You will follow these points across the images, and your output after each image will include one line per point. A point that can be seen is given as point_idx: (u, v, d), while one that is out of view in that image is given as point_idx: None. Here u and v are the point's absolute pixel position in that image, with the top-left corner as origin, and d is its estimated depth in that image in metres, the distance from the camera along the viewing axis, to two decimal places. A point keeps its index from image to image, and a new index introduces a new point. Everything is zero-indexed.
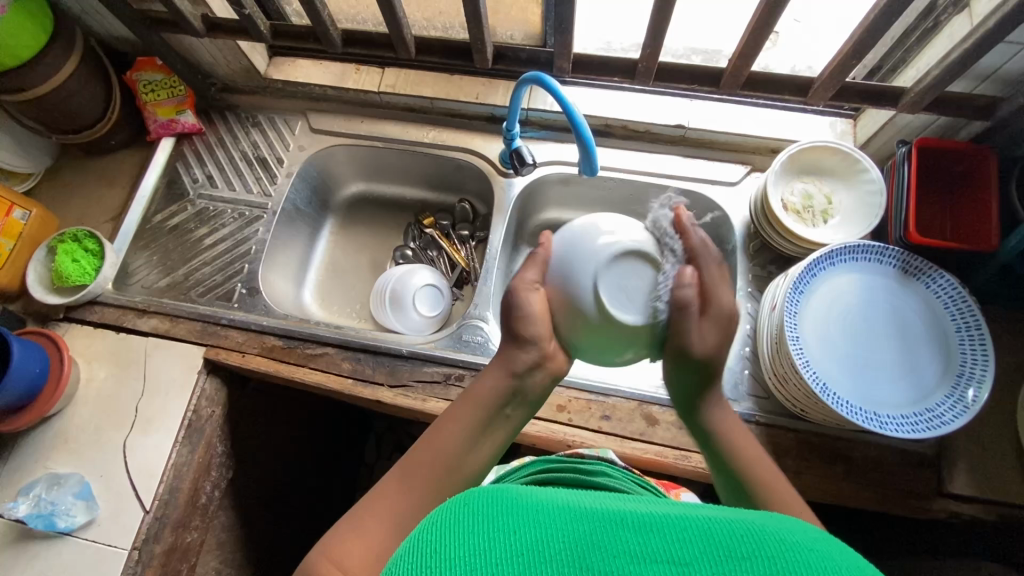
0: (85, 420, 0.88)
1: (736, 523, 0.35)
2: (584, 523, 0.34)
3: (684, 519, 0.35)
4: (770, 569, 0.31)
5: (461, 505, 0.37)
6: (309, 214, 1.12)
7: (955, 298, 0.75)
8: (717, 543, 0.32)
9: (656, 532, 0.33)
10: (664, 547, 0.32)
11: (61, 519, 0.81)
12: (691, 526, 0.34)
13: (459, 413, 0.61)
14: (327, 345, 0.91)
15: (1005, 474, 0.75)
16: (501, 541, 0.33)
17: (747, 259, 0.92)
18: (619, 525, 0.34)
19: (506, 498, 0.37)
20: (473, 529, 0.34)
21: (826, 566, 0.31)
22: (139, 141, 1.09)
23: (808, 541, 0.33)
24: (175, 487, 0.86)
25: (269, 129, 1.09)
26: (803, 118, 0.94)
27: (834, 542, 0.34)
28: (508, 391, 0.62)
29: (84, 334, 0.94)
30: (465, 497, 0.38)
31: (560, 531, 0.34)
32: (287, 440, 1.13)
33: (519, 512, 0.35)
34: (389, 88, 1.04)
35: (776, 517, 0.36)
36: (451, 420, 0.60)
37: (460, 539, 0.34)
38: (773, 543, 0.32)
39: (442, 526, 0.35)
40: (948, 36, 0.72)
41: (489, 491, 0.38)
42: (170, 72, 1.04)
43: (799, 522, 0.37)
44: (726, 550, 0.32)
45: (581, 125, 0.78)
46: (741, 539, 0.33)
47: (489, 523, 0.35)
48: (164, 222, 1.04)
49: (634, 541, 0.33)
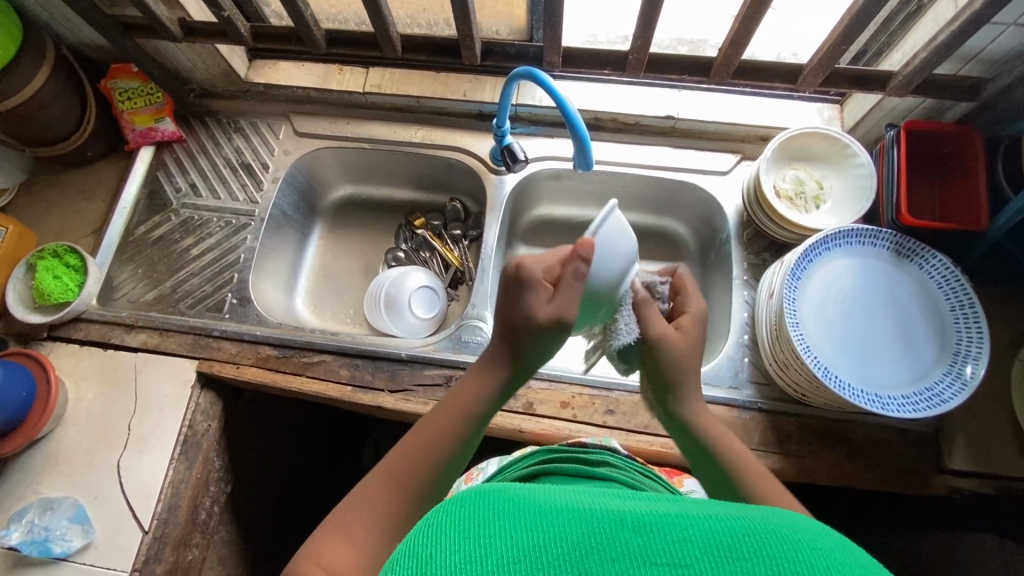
0: (76, 442, 0.85)
1: (735, 520, 0.34)
2: (583, 525, 0.33)
3: (683, 517, 0.34)
4: (771, 569, 0.30)
5: (452, 505, 0.36)
6: (298, 219, 1.10)
7: (950, 278, 0.76)
8: (717, 543, 0.32)
9: (655, 532, 0.33)
10: (665, 548, 0.32)
11: (56, 544, 0.79)
12: (692, 525, 0.33)
13: (442, 412, 0.57)
14: (324, 352, 0.89)
15: (1002, 449, 0.76)
16: (497, 547, 0.32)
17: (741, 247, 0.92)
18: (618, 524, 0.34)
19: (499, 496, 0.36)
20: (467, 535, 0.33)
21: (829, 565, 0.31)
22: (116, 151, 1.06)
23: (811, 538, 0.33)
24: (174, 505, 0.84)
25: (252, 134, 1.06)
26: (791, 105, 0.94)
27: (837, 540, 0.34)
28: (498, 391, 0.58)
29: (70, 353, 0.91)
30: (456, 497, 0.37)
31: (558, 534, 0.33)
32: (284, 450, 1.12)
33: (516, 512, 0.34)
34: (374, 88, 1.02)
35: (777, 513, 0.36)
36: (437, 425, 0.56)
37: (453, 545, 0.33)
38: (776, 543, 0.32)
39: (434, 528, 0.34)
40: (932, 20, 0.73)
41: (483, 491, 0.37)
42: (146, 79, 1.01)
43: (800, 517, 0.36)
44: (727, 551, 0.31)
45: (573, 117, 0.77)
46: (743, 538, 0.32)
47: (482, 527, 0.33)
48: (148, 233, 1.01)
49: (634, 541, 0.32)
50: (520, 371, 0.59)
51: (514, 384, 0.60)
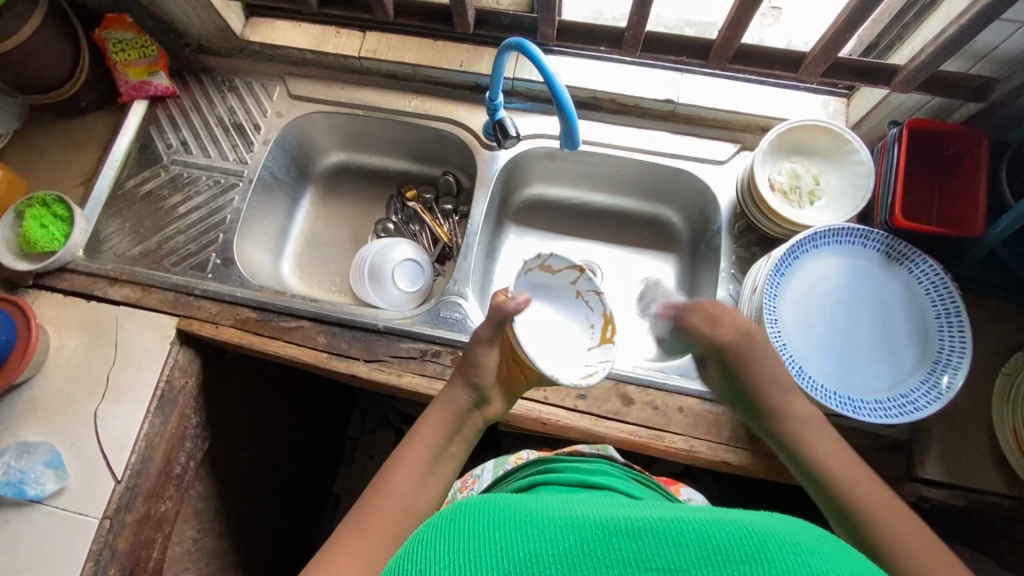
0: (55, 388, 0.87)
1: (733, 523, 0.34)
2: (576, 533, 0.35)
3: (679, 522, 0.35)
4: (770, 572, 0.31)
5: (445, 521, 0.38)
6: (288, 182, 1.09)
7: (938, 285, 0.73)
8: (714, 547, 0.32)
9: (650, 537, 0.34)
10: (660, 553, 0.33)
11: (30, 486, 0.81)
12: (688, 529, 0.34)
13: (410, 446, 0.63)
14: (302, 317, 0.89)
15: (977, 461, 0.75)
16: (489, 559, 0.34)
17: (732, 240, 0.90)
18: (611, 531, 0.35)
19: (490, 511, 0.38)
20: (458, 545, 0.35)
21: (828, 568, 0.31)
22: (110, 103, 1.05)
23: (810, 542, 0.34)
24: (148, 457, 0.85)
25: (246, 94, 1.05)
26: (796, 96, 0.91)
27: (837, 546, 0.34)
28: (449, 429, 0.65)
29: (53, 301, 0.92)
30: (447, 514, 0.39)
31: (552, 544, 0.34)
32: (264, 413, 1.13)
33: (506, 525, 0.36)
34: (370, 53, 1.00)
35: (776, 516, 0.36)
36: (397, 465, 0.61)
37: (444, 559, 0.34)
38: (774, 544, 0.32)
39: (427, 544, 0.36)
40: (944, 13, 0.69)
41: (475, 509, 0.39)
42: (141, 32, 0.99)
43: (800, 522, 0.37)
44: (724, 554, 0.32)
45: (561, 95, 0.75)
46: (739, 541, 0.33)
47: (474, 540, 0.35)
48: (137, 188, 1.01)
49: (628, 548, 0.33)
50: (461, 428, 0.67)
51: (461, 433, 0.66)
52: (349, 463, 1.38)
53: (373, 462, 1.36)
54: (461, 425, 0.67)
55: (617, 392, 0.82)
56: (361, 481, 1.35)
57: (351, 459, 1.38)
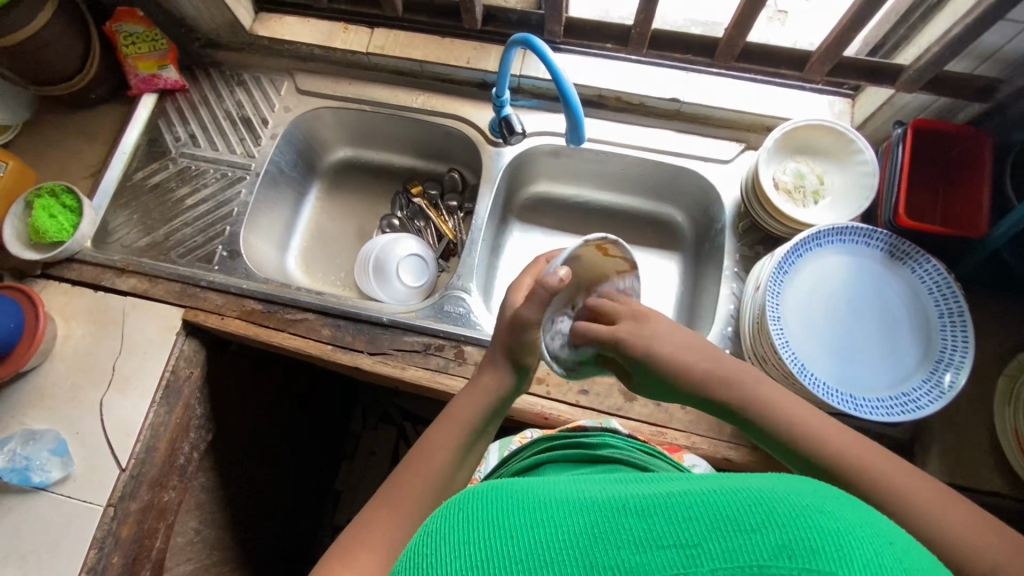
0: (61, 377, 0.87)
1: (740, 491, 0.33)
2: (585, 517, 0.34)
3: (686, 496, 0.33)
4: (783, 538, 0.29)
5: (453, 514, 0.38)
6: (295, 177, 1.10)
7: (941, 284, 0.73)
8: (724, 518, 0.31)
9: (658, 514, 0.32)
10: (668, 529, 0.31)
11: (35, 474, 0.81)
12: (696, 503, 0.32)
13: (447, 426, 0.61)
14: (307, 310, 0.90)
15: (979, 461, 0.75)
16: (500, 548, 0.33)
17: (735, 238, 0.90)
18: (618, 512, 0.34)
19: (498, 501, 0.38)
20: (467, 536, 0.35)
21: (843, 531, 0.30)
22: (119, 96, 1.06)
23: (822, 504, 0.32)
24: (152, 446, 0.86)
25: (254, 88, 1.06)
26: (801, 96, 0.91)
27: (852, 505, 0.33)
28: (489, 412, 0.62)
29: (60, 291, 0.92)
30: (455, 507, 0.39)
31: (559, 529, 0.33)
32: (267, 405, 1.13)
33: (515, 515, 0.36)
34: (378, 49, 1.00)
35: (785, 480, 0.35)
36: (432, 447, 0.59)
37: (454, 554, 0.34)
38: (785, 510, 0.31)
39: (437, 539, 0.36)
40: (950, 13, 0.70)
41: (482, 499, 0.39)
42: (151, 25, 1.00)
43: (810, 482, 0.35)
44: (734, 524, 0.30)
45: (568, 90, 0.75)
46: (749, 509, 0.31)
47: (483, 533, 0.35)
48: (145, 180, 1.02)
49: (636, 526, 0.32)
50: (499, 410, 0.64)
51: (499, 413, 0.64)
52: (350, 459, 1.38)
53: (375, 458, 1.37)
54: (501, 407, 0.64)
55: (619, 388, 0.82)
56: (362, 476, 1.36)
57: (352, 454, 1.38)
